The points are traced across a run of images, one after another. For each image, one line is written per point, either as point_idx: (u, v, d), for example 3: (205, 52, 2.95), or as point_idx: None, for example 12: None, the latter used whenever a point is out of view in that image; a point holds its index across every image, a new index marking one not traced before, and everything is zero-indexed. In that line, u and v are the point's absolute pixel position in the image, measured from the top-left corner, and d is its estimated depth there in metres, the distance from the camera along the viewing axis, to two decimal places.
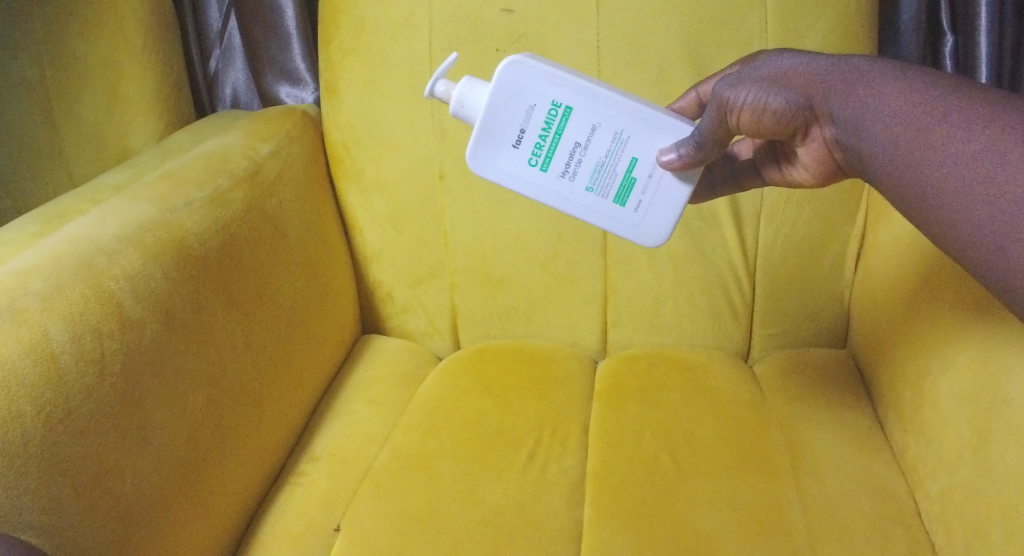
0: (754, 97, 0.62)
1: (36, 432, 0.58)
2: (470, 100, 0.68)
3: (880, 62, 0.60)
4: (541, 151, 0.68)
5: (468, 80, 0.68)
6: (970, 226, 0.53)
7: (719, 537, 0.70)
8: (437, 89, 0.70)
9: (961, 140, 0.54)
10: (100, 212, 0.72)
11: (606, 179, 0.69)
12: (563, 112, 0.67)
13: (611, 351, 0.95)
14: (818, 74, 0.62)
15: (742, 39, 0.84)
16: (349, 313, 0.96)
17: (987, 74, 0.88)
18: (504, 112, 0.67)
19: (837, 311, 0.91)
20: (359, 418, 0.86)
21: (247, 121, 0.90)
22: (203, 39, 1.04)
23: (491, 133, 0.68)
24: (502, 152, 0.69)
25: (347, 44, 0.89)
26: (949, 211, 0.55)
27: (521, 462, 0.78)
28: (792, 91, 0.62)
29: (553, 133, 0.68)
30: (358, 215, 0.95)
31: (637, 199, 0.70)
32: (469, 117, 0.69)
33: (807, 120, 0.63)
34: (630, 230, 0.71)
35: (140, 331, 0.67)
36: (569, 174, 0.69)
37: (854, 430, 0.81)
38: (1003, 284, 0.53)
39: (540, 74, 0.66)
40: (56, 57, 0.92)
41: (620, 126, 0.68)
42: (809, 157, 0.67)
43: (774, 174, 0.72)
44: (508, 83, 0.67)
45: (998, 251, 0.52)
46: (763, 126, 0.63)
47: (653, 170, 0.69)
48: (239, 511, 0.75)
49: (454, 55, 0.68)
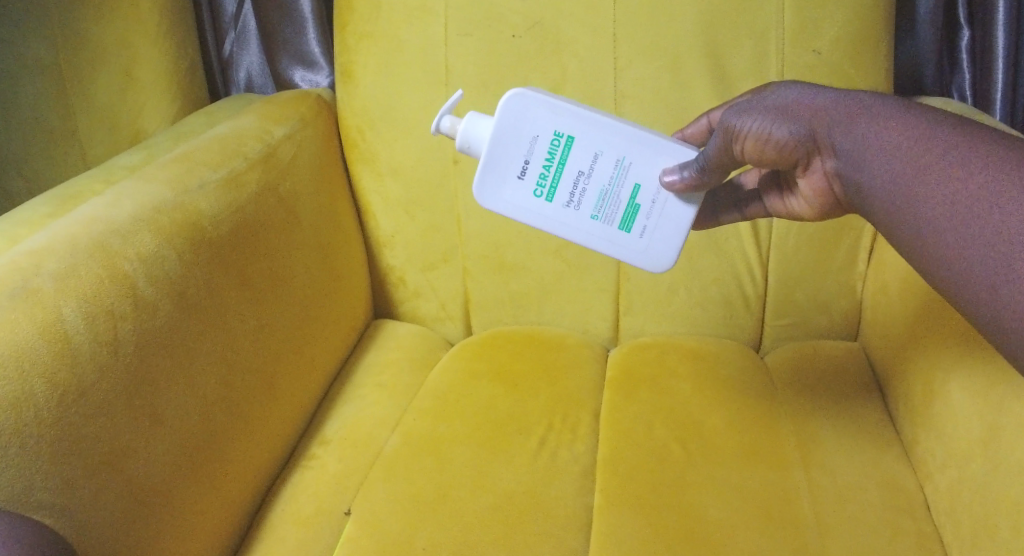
0: (758, 126, 0.63)
1: (49, 412, 0.59)
2: (475, 138, 0.70)
3: (884, 99, 0.61)
4: (545, 182, 0.70)
5: (473, 117, 0.70)
6: (965, 264, 0.53)
7: (728, 527, 0.71)
8: (443, 125, 0.71)
9: (960, 179, 0.54)
10: (115, 194, 0.73)
11: (610, 206, 0.70)
12: (566, 142, 0.69)
13: (622, 338, 0.96)
14: (824, 106, 0.62)
15: (758, 29, 0.84)
16: (361, 297, 0.96)
17: (1004, 67, 0.89)
18: (508, 146, 0.69)
19: (850, 303, 0.91)
20: (370, 402, 0.87)
21: (261, 104, 0.90)
22: (218, 22, 1.04)
23: (496, 166, 0.70)
24: (508, 184, 0.70)
25: (362, 27, 0.88)
26: (946, 248, 0.54)
27: (532, 448, 0.79)
28: (796, 122, 0.62)
29: (556, 164, 0.69)
30: (371, 199, 0.95)
31: (641, 224, 0.71)
32: (477, 153, 0.70)
33: (809, 151, 0.63)
34: (637, 256, 0.72)
35: (154, 313, 0.67)
36: (574, 203, 0.70)
37: (864, 421, 0.81)
38: (995, 325, 0.52)
39: (542, 106, 0.68)
40: (69, 38, 0.92)
41: (622, 153, 0.69)
42: (809, 189, 0.67)
43: (776, 204, 0.72)
44: (511, 116, 0.68)
45: (990, 291, 0.52)
46: (767, 156, 0.64)
47: (656, 195, 0.70)
48: (250, 492, 0.75)
49: (459, 93, 0.70)
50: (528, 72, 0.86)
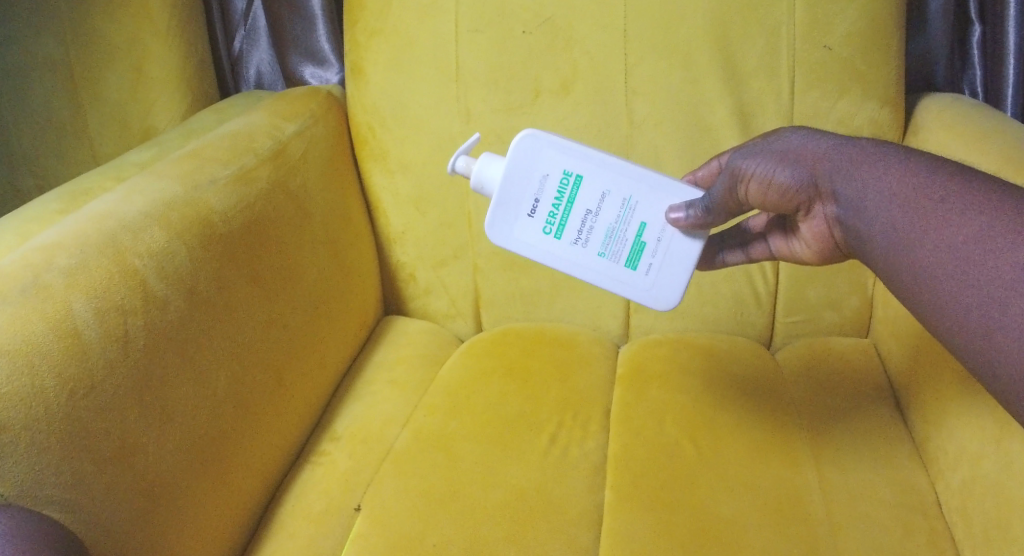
0: (762, 169, 0.65)
1: (60, 405, 0.59)
2: (488, 177, 0.72)
3: (886, 145, 0.61)
4: (554, 220, 0.72)
5: (486, 157, 0.73)
6: (960, 310, 0.53)
7: (740, 525, 0.71)
8: (459, 164, 0.74)
9: (956, 226, 0.54)
10: (126, 190, 0.73)
11: (617, 244, 0.71)
12: (574, 181, 0.71)
13: (633, 335, 0.95)
14: (825, 152, 0.63)
15: (771, 25, 0.83)
16: (371, 294, 0.95)
17: (1016, 63, 0.89)
18: (519, 185, 0.71)
19: (861, 300, 0.90)
20: (380, 399, 0.87)
21: (271, 100, 0.90)
22: (228, 19, 1.04)
23: (508, 204, 0.72)
24: (518, 221, 0.72)
25: (373, 24, 0.88)
26: (941, 291, 0.54)
27: (543, 444, 0.79)
28: (799, 166, 0.64)
29: (565, 202, 0.71)
30: (381, 195, 0.95)
31: (647, 262, 0.72)
32: (490, 193, 0.73)
33: (811, 196, 0.64)
34: (643, 293, 0.73)
35: (164, 309, 0.67)
36: (581, 241, 0.71)
37: (876, 418, 0.80)
38: (988, 372, 0.52)
39: (552, 146, 0.70)
40: (79, 35, 0.92)
41: (629, 192, 0.71)
42: (810, 234, 0.67)
43: (780, 245, 0.72)
44: (522, 155, 0.71)
45: (984, 337, 0.51)
46: (770, 199, 0.65)
47: (662, 232, 0.71)
48: (260, 488, 0.75)
49: (476, 135, 0.73)
50: (539, 69, 0.86)
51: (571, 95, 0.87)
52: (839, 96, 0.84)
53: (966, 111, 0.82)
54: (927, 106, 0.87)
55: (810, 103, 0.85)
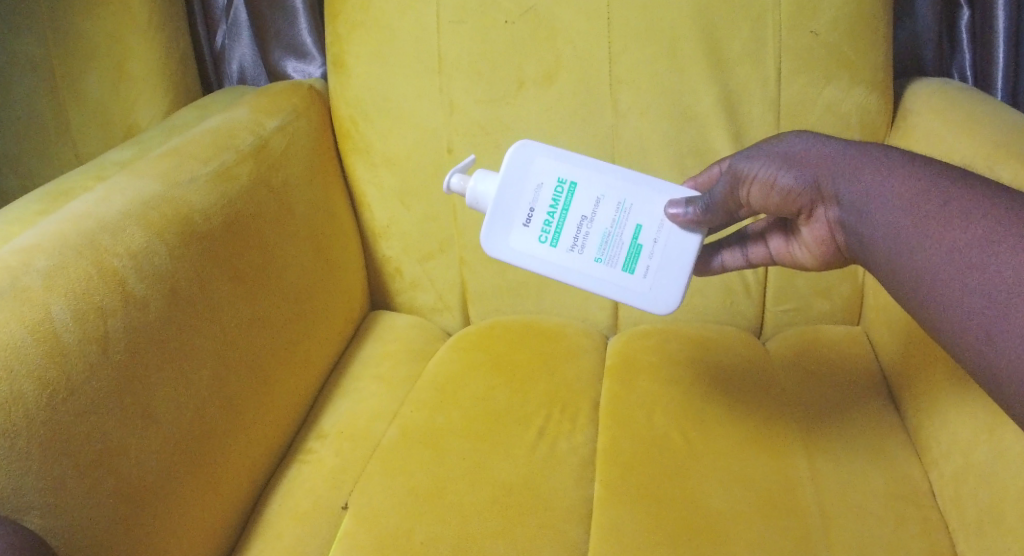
0: (765, 172, 0.64)
1: (37, 409, 0.58)
2: (483, 192, 0.72)
3: (890, 148, 0.60)
4: (549, 229, 0.71)
5: (481, 173, 0.73)
6: (961, 314, 0.52)
7: (730, 517, 0.70)
8: (454, 183, 0.74)
9: (959, 229, 0.53)
10: (106, 189, 0.72)
11: (613, 248, 0.70)
12: (569, 188, 0.71)
13: (621, 326, 0.95)
14: (828, 155, 0.62)
15: (755, 11, 0.82)
16: (357, 289, 0.95)
17: (1005, 47, 0.87)
18: (514, 196, 0.71)
19: (851, 287, 0.89)
20: (367, 395, 0.86)
21: (252, 96, 0.89)
22: (209, 14, 1.03)
23: (503, 216, 0.71)
24: (513, 231, 0.71)
25: (354, 17, 0.87)
26: (942, 296, 0.53)
27: (530, 439, 0.78)
28: (802, 169, 0.63)
29: (560, 210, 0.71)
30: (366, 189, 0.94)
31: (645, 264, 0.70)
32: (485, 207, 0.72)
33: (813, 200, 0.63)
34: (642, 298, 0.70)
35: (144, 309, 0.67)
36: (577, 247, 0.70)
37: (867, 407, 0.80)
38: (990, 376, 0.51)
39: (545, 155, 0.71)
40: (59, 34, 0.92)
41: (622, 196, 0.70)
42: (812, 238, 0.66)
43: (779, 247, 0.71)
44: (516, 167, 0.71)
45: (986, 341, 0.51)
46: (771, 201, 0.65)
47: (658, 234, 0.70)
48: (245, 489, 0.75)
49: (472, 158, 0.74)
50: (522, 59, 0.85)
51: (555, 85, 0.86)
52: (826, 82, 0.83)
53: (954, 96, 0.81)
54: (916, 91, 0.85)
55: (796, 89, 0.84)
